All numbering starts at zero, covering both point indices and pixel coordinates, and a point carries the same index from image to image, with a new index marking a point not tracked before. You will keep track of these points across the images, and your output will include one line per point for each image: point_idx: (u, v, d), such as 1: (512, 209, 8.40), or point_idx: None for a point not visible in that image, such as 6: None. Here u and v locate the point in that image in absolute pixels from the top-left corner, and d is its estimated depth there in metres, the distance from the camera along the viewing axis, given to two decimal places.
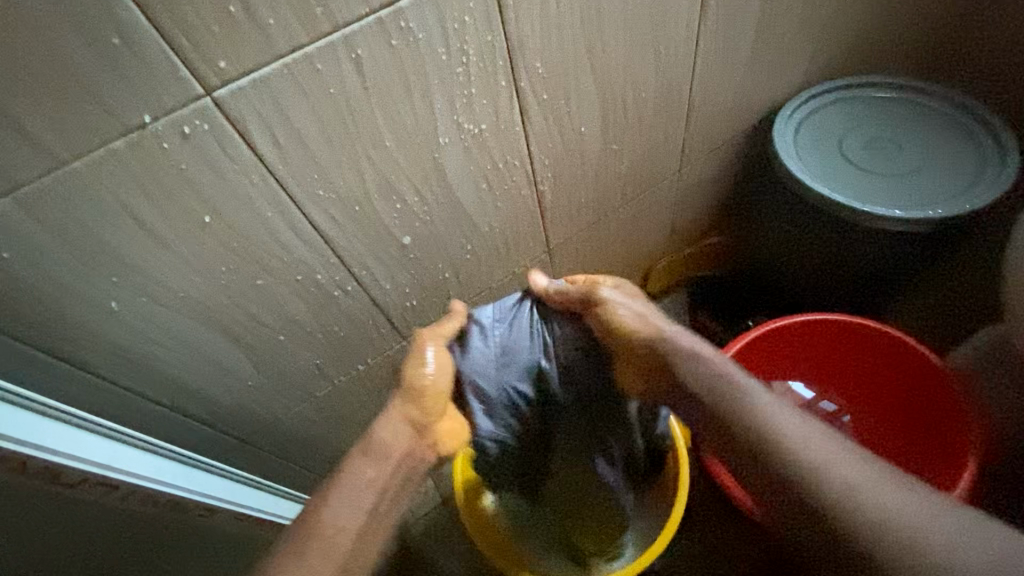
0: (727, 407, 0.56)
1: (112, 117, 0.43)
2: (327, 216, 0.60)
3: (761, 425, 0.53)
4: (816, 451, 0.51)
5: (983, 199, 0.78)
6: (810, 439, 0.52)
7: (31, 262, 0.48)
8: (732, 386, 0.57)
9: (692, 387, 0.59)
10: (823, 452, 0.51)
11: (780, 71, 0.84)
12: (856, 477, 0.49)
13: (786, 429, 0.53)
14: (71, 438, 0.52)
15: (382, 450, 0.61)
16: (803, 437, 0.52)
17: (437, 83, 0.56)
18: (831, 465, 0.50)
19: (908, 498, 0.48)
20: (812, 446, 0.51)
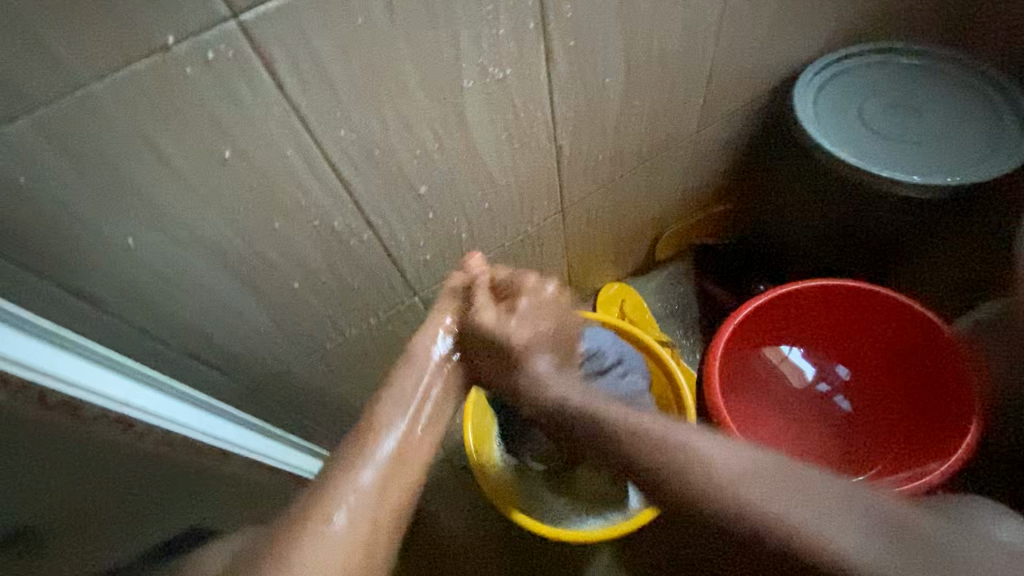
0: (645, 458, 0.53)
1: (132, 35, 0.41)
2: (346, 158, 0.58)
3: (687, 466, 0.51)
4: (739, 478, 0.49)
5: (1001, 168, 0.77)
6: (714, 455, 0.51)
7: (47, 188, 0.46)
8: (649, 421, 0.55)
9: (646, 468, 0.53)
10: (723, 462, 0.50)
11: (805, 31, 0.83)
12: (774, 493, 0.48)
13: (719, 466, 0.50)
14: (88, 371, 0.52)
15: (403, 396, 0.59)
16: (717, 455, 0.51)
17: (465, 21, 0.55)
18: (737, 474, 0.50)
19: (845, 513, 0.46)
20: (724, 466, 0.50)
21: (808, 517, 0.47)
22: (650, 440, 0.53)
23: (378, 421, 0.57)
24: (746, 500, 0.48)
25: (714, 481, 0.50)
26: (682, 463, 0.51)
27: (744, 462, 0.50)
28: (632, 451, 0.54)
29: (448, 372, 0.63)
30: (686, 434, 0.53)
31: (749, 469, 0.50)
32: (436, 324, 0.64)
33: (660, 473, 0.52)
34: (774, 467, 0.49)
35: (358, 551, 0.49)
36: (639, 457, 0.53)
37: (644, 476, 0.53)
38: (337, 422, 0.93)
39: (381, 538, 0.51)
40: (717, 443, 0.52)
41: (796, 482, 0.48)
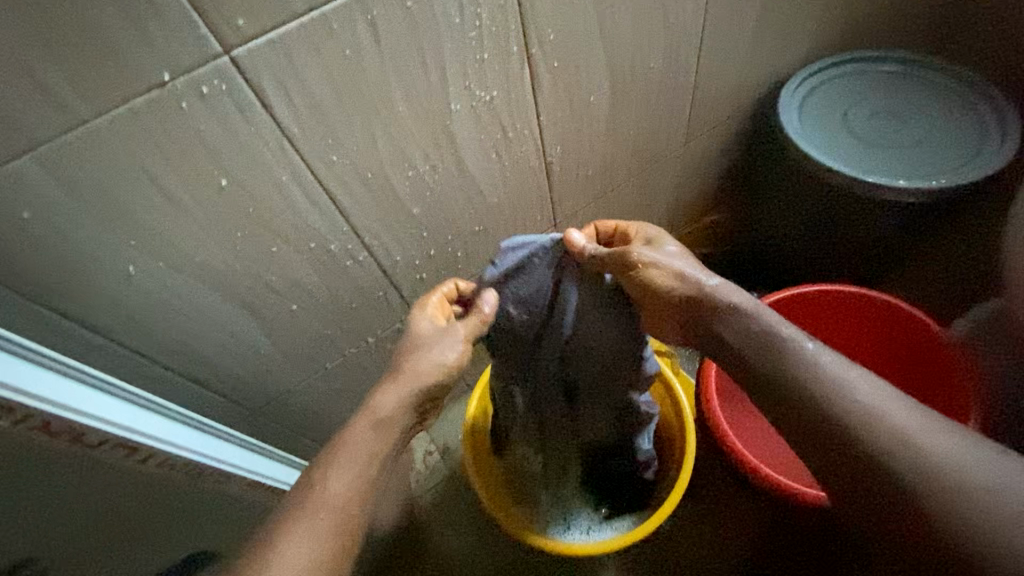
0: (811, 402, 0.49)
1: (129, 74, 0.43)
2: (339, 182, 0.60)
3: (817, 376, 0.50)
4: (930, 446, 0.45)
5: (985, 170, 0.79)
6: (875, 397, 0.48)
7: (50, 220, 0.48)
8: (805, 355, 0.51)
9: (777, 366, 0.52)
10: (901, 418, 0.47)
11: (786, 44, 0.85)
12: (886, 408, 0.47)
13: (835, 371, 0.50)
14: (91, 398, 0.53)
15: (385, 422, 0.57)
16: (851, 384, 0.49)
17: (450, 47, 0.56)
18: (930, 447, 0.45)
19: (946, 440, 0.46)
20: (853, 385, 0.49)
21: (963, 475, 0.44)
22: (830, 392, 0.49)
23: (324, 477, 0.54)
24: (887, 429, 0.46)
25: (855, 411, 0.48)
26: (852, 403, 0.48)
27: (875, 392, 0.49)
28: (818, 396, 0.49)
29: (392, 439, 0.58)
30: (864, 392, 0.49)
31: (938, 443, 0.46)
32: (391, 392, 0.58)
33: (841, 411, 0.48)
34: (954, 442, 0.46)
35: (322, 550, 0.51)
36: (815, 389, 0.49)
37: (830, 420, 0.48)
38: None
39: (342, 541, 0.52)
40: (852, 371, 0.50)
41: (951, 440, 0.46)
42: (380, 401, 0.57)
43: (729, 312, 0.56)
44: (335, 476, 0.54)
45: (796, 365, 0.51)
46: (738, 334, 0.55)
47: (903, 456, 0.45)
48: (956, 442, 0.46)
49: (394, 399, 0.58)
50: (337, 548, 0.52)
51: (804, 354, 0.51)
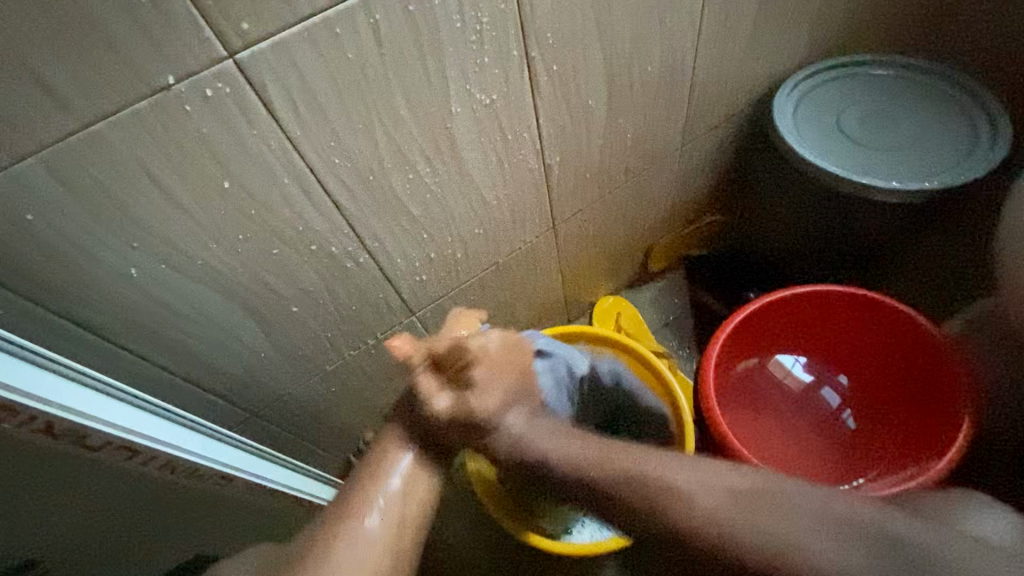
0: (701, 525, 0.53)
1: (135, 77, 0.44)
2: (341, 185, 0.60)
3: (640, 479, 0.57)
4: (827, 496, 0.53)
5: (976, 171, 0.80)
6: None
7: (54, 222, 0.48)
8: (659, 464, 0.57)
9: (625, 504, 0.57)
10: (800, 470, 0.56)
11: (781, 48, 0.86)
12: (686, 485, 0.55)
13: (669, 476, 0.56)
14: (92, 401, 0.52)
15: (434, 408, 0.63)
16: (662, 469, 0.57)
17: (451, 51, 0.57)
18: (827, 494, 0.53)
19: (760, 529, 0.52)
20: (643, 471, 0.57)
21: (773, 548, 0.51)
22: (753, 456, 0.58)
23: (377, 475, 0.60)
24: (689, 521, 0.53)
25: (702, 516, 0.53)
26: (690, 498, 0.54)
27: (689, 481, 0.56)
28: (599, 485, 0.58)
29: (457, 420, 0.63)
30: (782, 451, 0.57)
31: (823, 490, 0.54)
32: (433, 386, 0.64)
33: (707, 528, 0.53)
34: (843, 491, 0.54)
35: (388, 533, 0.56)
36: (681, 521, 0.54)
37: (634, 506, 0.56)
38: (339, 444, 0.93)
39: (408, 524, 0.58)
40: (666, 462, 0.57)
41: (789, 518, 0.52)
42: (426, 389, 0.64)
43: (493, 432, 0.63)
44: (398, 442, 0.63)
45: (642, 482, 0.57)
46: (597, 476, 0.59)
47: (708, 543, 0.53)
48: (772, 527, 0.51)
49: (443, 393, 0.63)
50: (403, 523, 0.58)
51: (637, 475, 0.57)
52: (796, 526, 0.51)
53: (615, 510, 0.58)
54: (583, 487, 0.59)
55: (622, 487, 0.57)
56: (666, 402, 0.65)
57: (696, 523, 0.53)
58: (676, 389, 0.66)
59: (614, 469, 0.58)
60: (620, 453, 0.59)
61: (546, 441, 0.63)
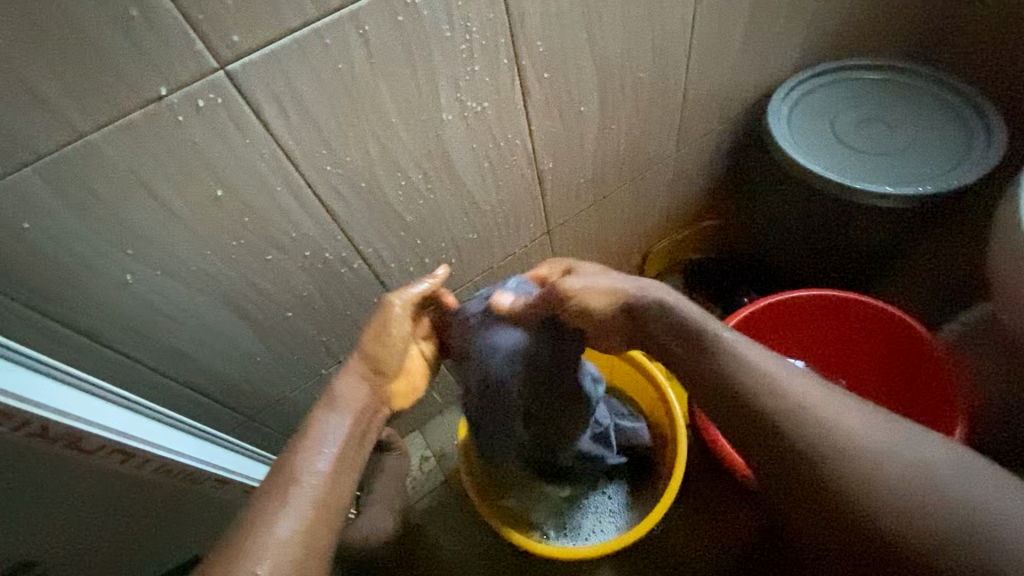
0: (779, 400, 0.53)
1: (128, 88, 0.45)
2: (333, 192, 0.61)
3: (758, 376, 0.55)
4: (875, 447, 0.50)
5: (971, 175, 0.80)
6: (834, 401, 0.53)
7: (49, 230, 0.49)
8: (746, 357, 0.56)
9: (708, 384, 0.57)
10: (847, 414, 0.53)
11: (774, 53, 0.86)
12: (809, 393, 0.53)
13: (752, 360, 0.55)
14: (89, 405, 0.53)
15: (339, 402, 0.59)
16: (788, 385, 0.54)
17: (441, 59, 0.58)
18: (874, 445, 0.51)
19: (852, 422, 0.52)
20: (757, 362, 0.55)
21: (857, 445, 0.51)
22: (788, 398, 0.53)
23: (306, 459, 0.54)
24: (831, 431, 0.51)
25: (774, 386, 0.54)
26: (825, 419, 0.52)
27: (789, 375, 0.55)
28: (745, 396, 0.54)
29: (364, 414, 0.60)
30: (827, 401, 0.53)
31: (871, 433, 0.51)
32: (344, 376, 0.61)
33: (794, 408, 0.53)
34: (887, 428, 0.52)
35: (300, 547, 0.50)
36: (766, 403, 0.54)
37: (761, 426, 0.54)
38: None
39: (320, 535, 0.51)
40: (756, 350, 0.57)
41: (857, 422, 0.52)
42: (339, 388, 0.60)
43: (685, 328, 0.59)
44: (307, 445, 0.55)
45: (719, 361, 0.56)
46: (679, 340, 0.59)
47: (816, 445, 0.51)
48: (860, 421, 0.52)
49: (350, 383, 0.61)
50: (315, 529, 0.51)
51: (743, 358, 0.56)
52: (886, 435, 0.51)
53: (732, 412, 0.56)
54: (717, 384, 0.56)
55: (746, 392, 0.55)
56: (693, 343, 0.58)
57: (805, 424, 0.52)
58: (707, 325, 0.58)
59: (750, 364, 0.55)
60: (743, 345, 0.57)
61: (689, 311, 0.59)
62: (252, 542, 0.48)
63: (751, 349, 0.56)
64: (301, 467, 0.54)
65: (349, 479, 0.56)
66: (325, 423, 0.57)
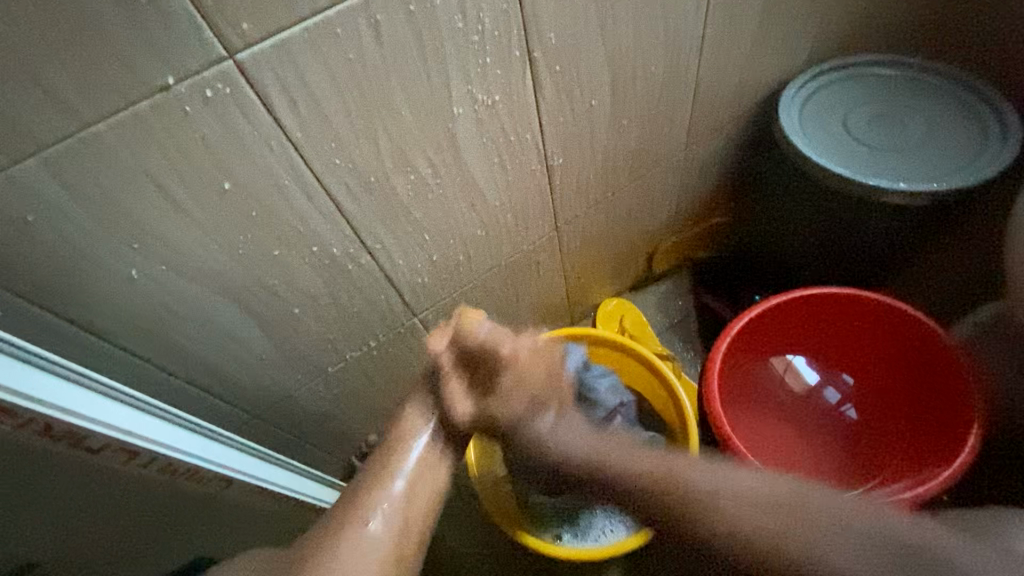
0: (732, 526, 0.55)
1: (135, 77, 0.44)
2: (342, 186, 0.60)
3: (699, 495, 0.56)
4: (819, 535, 0.52)
5: (987, 172, 0.79)
6: (783, 498, 0.55)
7: (54, 223, 0.48)
8: (694, 480, 0.58)
9: (679, 519, 0.57)
10: (798, 505, 0.55)
11: (787, 48, 0.85)
12: (759, 490, 0.56)
13: (693, 483, 0.57)
14: (95, 404, 0.52)
15: (439, 403, 0.64)
16: (743, 501, 0.56)
17: (453, 51, 0.57)
18: (819, 528, 0.53)
19: (812, 506, 0.54)
20: (698, 480, 0.57)
21: (821, 542, 0.52)
22: (739, 514, 0.55)
23: (395, 454, 0.60)
24: (789, 524, 0.54)
25: (728, 514, 0.55)
26: (775, 522, 0.54)
27: (734, 490, 0.57)
28: (707, 521, 0.56)
29: (469, 413, 0.64)
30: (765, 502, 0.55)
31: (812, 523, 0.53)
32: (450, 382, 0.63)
33: (758, 533, 0.54)
34: (818, 507, 0.54)
35: (388, 547, 0.54)
36: (725, 527, 0.55)
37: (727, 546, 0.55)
38: (341, 446, 0.93)
39: (406, 537, 0.56)
40: (693, 465, 0.59)
41: (813, 500, 0.55)
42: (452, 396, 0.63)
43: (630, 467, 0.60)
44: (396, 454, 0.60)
45: (674, 483, 0.58)
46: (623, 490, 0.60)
47: (789, 551, 0.52)
48: (819, 503, 0.55)
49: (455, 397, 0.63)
50: (404, 528, 0.56)
51: (676, 472, 0.58)
52: (847, 516, 0.53)
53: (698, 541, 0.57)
54: (676, 519, 0.57)
55: (708, 512, 0.56)
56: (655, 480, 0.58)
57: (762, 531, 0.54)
58: (671, 461, 0.59)
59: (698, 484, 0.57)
60: (686, 469, 0.59)
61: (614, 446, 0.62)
62: (343, 540, 0.53)
63: (689, 469, 0.58)
64: (393, 465, 0.59)
65: (428, 490, 0.60)
66: (414, 424, 0.62)
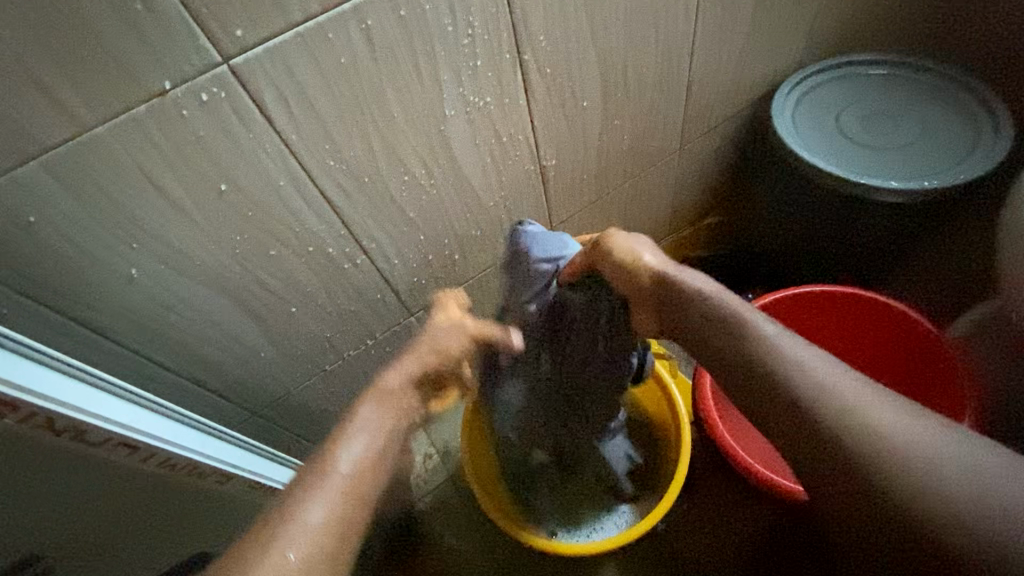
0: (817, 392, 0.47)
1: (133, 82, 0.45)
2: (337, 187, 0.62)
3: (794, 366, 0.49)
4: (870, 412, 0.46)
5: (978, 170, 0.79)
6: (865, 392, 0.47)
7: (55, 222, 0.49)
8: (786, 350, 0.50)
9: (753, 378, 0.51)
10: (886, 409, 0.46)
11: (779, 48, 0.86)
12: (839, 382, 0.47)
13: (791, 357, 0.50)
14: (95, 398, 0.53)
15: (393, 399, 0.57)
16: (830, 379, 0.47)
17: (444, 54, 0.58)
18: (880, 415, 0.45)
19: (891, 412, 0.46)
20: (788, 351, 0.50)
21: (903, 440, 0.44)
22: (821, 392, 0.47)
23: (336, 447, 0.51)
24: (870, 427, 0.45)
25: (819, 384, 0.47)
26: (856, 412, 0.46)
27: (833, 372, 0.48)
28: (788, 382, 0.48)
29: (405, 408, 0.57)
30: (818, 364, 0.49)
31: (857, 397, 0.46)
32: (399, 369, 0.58)
33: (830, 412, 0.46)
34: (886, 399, 0.47)
35: (322, 556, 0.44)
36: (798, 396, 0.48)
37: (797, 407, 0.47)
38: None
39: (345, 543, 0.46)
40: (787, 338, 0.51)
41: (890, 409, 0.46)
42: (389, 379, 0.58)
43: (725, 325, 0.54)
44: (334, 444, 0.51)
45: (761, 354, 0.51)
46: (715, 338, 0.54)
47: (859, 441, 0.44)
48: (898, 415, 0.45)
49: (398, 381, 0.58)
50: (348, 525, 0.47)
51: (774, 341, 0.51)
52: (937, 437, 0.44)
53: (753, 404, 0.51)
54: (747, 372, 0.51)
55: (783, 384, 0.49)
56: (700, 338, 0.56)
57: (834, 407, 0.46)
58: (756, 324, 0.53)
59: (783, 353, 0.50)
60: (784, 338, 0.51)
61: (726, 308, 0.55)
62: (275, 541, 0.44)
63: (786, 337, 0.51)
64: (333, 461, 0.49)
65: (379, 476, 0.51)
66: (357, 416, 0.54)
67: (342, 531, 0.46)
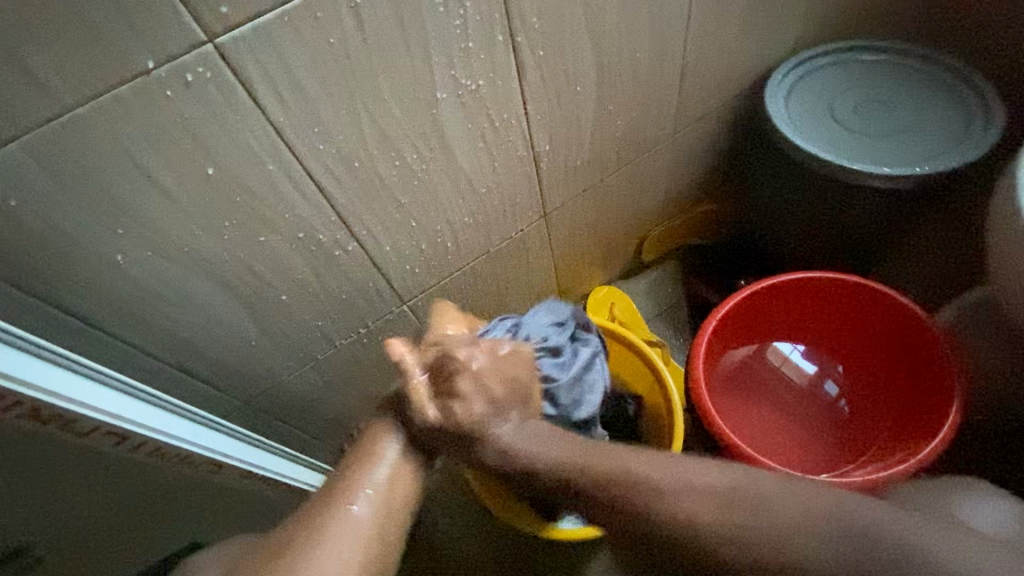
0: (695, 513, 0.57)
1: (116, 60, 0.44)
2: (328, 172, 0.60)
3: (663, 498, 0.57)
4: (758, 502, 0.56)
5: (969, 156, 0.80)
6: (733, 485, 0.58)
7: (36, 207, 0.48)
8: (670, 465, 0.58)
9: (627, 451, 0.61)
10: (788, 507, 0.55)
11: (772, 33, 0.85)
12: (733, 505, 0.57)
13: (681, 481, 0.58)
14: (81, 387, 0.52)
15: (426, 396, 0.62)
16: (733, 481, 0.58)
17: (435, 35, 0.57)
18: (776, 504, 0.56)
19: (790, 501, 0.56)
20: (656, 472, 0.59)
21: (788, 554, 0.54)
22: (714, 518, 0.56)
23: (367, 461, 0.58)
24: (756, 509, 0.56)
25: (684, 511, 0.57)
26: (751, 520, 0.56)
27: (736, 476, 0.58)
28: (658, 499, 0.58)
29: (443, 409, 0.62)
30: (807, 488, 0.56)
31: (814, 504, 0.55)
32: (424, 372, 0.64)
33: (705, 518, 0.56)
34: (785, 498, 0.56)
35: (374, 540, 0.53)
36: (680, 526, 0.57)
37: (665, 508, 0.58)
38: (333, 433, 0.94)
39: (384, 538, 0.54)
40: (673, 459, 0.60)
41: (795, 493, 0.56)
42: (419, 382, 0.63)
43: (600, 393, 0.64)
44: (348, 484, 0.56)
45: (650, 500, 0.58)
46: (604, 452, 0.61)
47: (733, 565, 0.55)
48: (797, 501, 0.56)
49: None
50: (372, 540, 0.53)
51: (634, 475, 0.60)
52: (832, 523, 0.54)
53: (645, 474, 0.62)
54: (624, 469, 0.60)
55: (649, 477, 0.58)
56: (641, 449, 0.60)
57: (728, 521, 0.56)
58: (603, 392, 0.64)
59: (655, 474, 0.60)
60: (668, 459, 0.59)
61: None
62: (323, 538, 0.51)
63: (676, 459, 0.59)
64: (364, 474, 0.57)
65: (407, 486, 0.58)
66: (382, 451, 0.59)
67: (375, 535, 0.53)
